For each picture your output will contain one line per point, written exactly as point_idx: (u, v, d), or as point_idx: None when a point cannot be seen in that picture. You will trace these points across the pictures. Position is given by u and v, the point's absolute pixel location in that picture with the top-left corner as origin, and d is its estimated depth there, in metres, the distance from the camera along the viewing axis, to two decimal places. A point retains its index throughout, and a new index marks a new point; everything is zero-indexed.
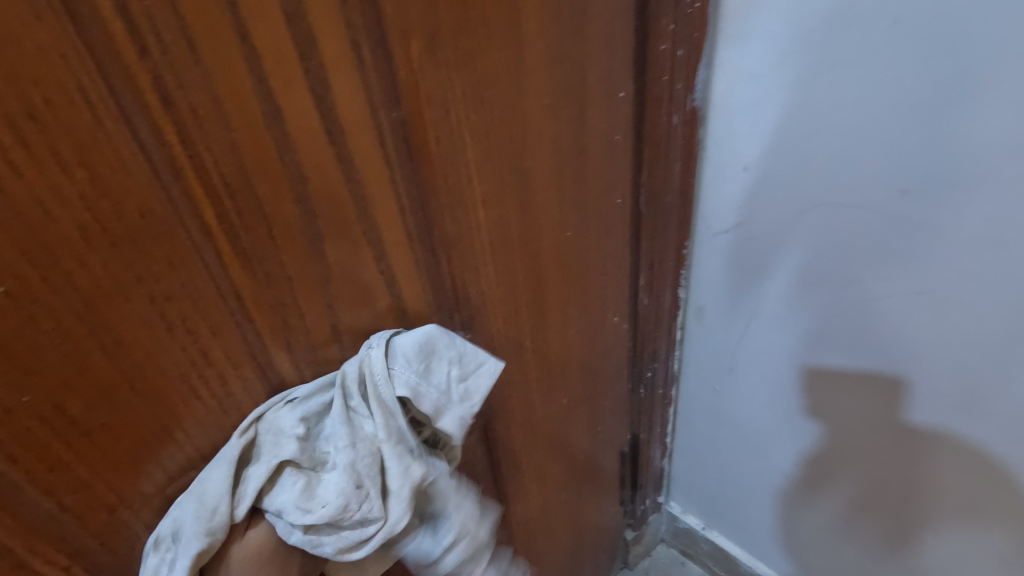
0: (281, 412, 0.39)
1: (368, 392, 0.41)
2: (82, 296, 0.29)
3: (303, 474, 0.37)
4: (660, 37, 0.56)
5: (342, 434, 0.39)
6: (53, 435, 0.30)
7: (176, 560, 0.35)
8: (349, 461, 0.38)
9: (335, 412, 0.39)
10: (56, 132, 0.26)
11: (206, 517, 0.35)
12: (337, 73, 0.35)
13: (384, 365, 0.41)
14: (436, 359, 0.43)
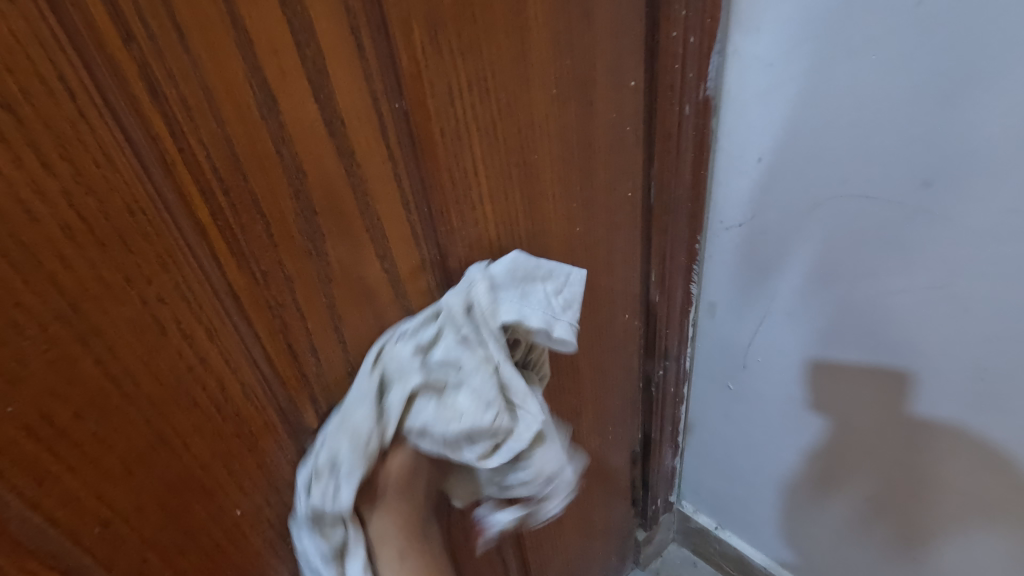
0: (400, 347, 0.41)
1: (478, 318, 0.43)
2: (69, 299, 0.28)
3: (436, 395, 0.41)
4: (672, 23, 0.54)
5: (466, 359, 0.42)
6: (42, 446, 0.29)
7: (340, 484, 0.39)
8: (476, 377, 0.41)
9: (450, 339, 0.42)
10: (35, 125, 0.24)
11: (361, 441, 0.39)
12: (336, 61, 0.33)
13: (487, 293, 0.44)
14: (531, 281, 0.47)
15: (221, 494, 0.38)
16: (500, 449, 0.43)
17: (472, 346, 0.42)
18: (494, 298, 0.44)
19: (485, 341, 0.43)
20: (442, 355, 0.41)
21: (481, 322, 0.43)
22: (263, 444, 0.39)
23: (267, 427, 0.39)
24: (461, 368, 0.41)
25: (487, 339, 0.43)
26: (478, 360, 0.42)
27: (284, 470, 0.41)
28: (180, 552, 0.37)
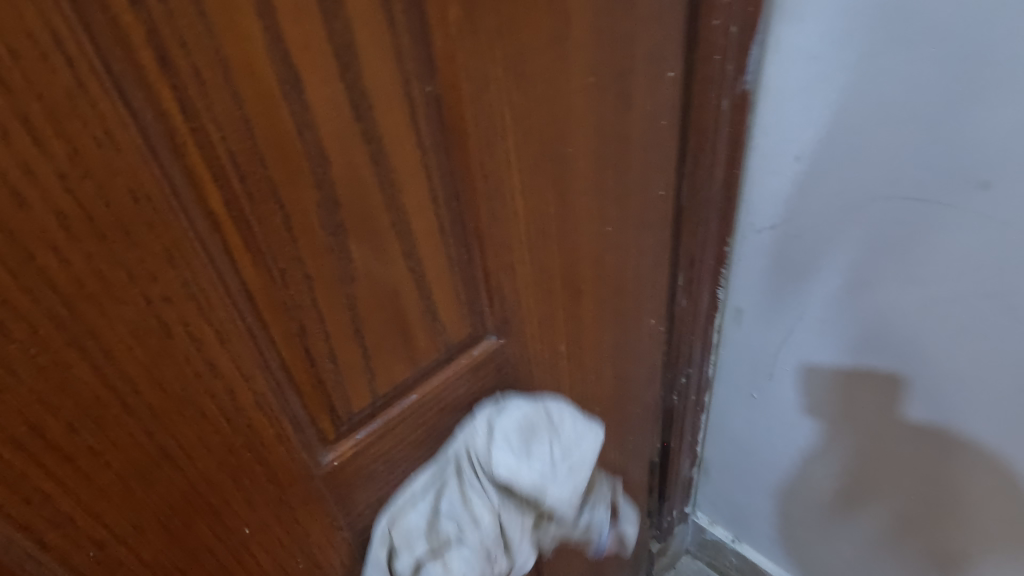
0: (407, 513, 0.44)
1: (476, 471, 0.45)
2: (63, 298, 0.24)
3: (439, 555, 0.43)
4: (714, 10, 0.50)
5: (464, 515, 0.44)
6: (30, 463, 0.26)
7: None
8: (476, 537, 0.44)
9: (450, 495, 0.44)
10: (26, 95, 0.21)
11: None
12: (366, 36, 0.30)
13: (485, 446, 0.45)
14: (536, 436, 0.47)
15: (229, 513, 0.34)
16: None
17: (469, 502, 0.44)
18: (491, 447, 0.45)
19: (481, 496, 0.45)
20: (445, 518, 0.44)
21: (478, 472, 0.45)
22: (276, 459, 0.35)
23: (281, 441, 0.35)
24: (461, 522, 0.44)
25: (484, 490, 0.45)
26: (477, 516, 0.44)
27: (297, 486, 0.37)
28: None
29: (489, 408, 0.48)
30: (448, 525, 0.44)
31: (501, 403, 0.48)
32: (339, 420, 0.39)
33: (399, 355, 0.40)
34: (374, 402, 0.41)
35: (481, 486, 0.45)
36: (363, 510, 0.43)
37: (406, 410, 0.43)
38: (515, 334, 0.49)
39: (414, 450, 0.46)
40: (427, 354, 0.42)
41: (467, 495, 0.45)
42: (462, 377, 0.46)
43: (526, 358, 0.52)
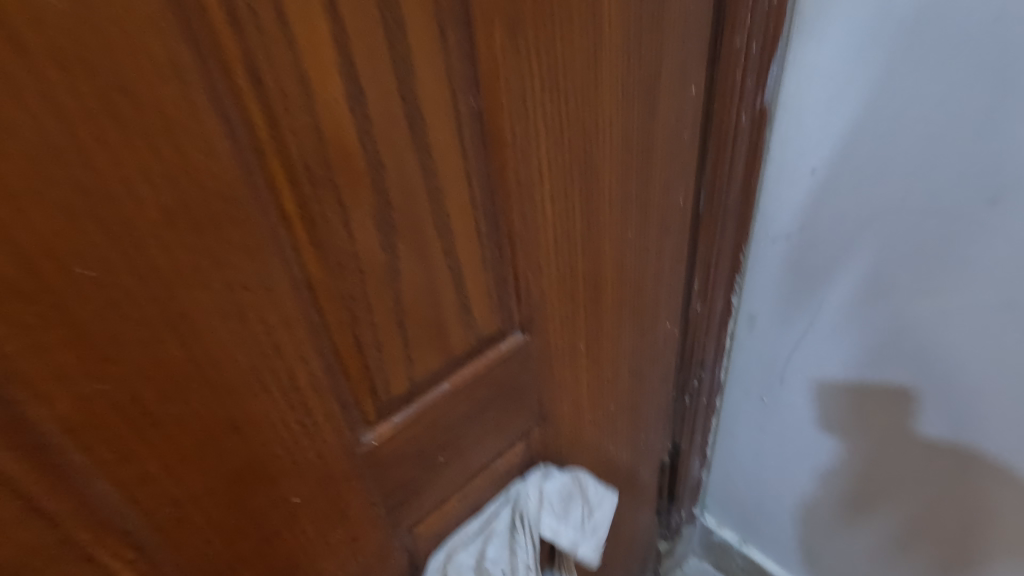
0: (461, 552, 0.53)
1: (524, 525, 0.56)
2: (163, 282, 0.28)
3: None
4: (736, 31, 0.53)
5: (507, 562, 0.54)
6: (126, 424, 0.30)
7: None
8: None
9: (497, 542, 0.55)
10: (147, 110, 0.25)
11: None
12: (422, 57, 0.33)
13: (534, 506, 0.57)
14: (571, 501, 0.60)
15: (281, 483, 0.38)
16: None
17: (515, 551, 0.55)
18: (539, 510, 0.57)
19: (524, 547, 0.55)
20: (492, 559, 0.54)
21: (527, 528, 0.56)
22: (324, 436, 0.39)
23: (329, 420, 0.39)
24: (504, 568, 0.54)
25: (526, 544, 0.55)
26: (518, 565, 0.54)
27: (340, 462, 0.41)
28: (239, 539, 0.38)
29: (536, 470, 0.60)
30: (491, 568, 0.54)
31: (548, 469, 0.60)
32: (379, 404, 0.43)
33: (435, 346, 0.44)
34: (411, 389, 0.44)
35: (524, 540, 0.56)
36: (395, 488, 0.47)
37: (438, 398, 0.47)
38: (539, 331, 0.52)
39: (443, 435, 0.49)
40: (459, 345, 0.46)
41: (513, 544, 0.55)
42: (489, 369, 0.50)
43: (548, 354, 0.55)
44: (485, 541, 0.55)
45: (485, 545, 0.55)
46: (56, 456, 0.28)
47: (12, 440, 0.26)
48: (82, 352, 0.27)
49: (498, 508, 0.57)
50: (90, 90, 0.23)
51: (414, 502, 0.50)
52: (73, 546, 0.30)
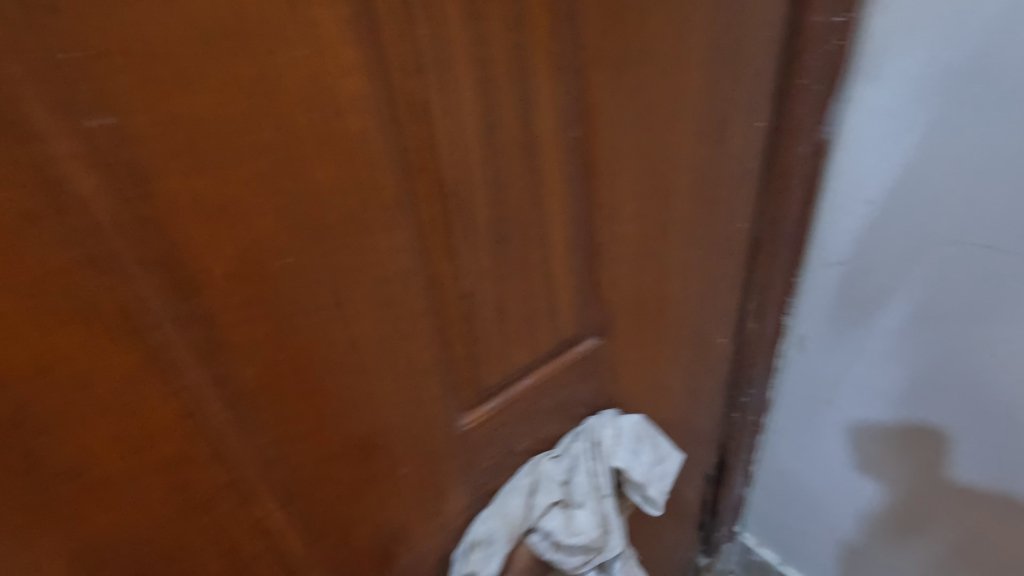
0: (549, 466, 0.56)
1: (603, 455, 0.58)
2: (335, 272, 0.35)
3: (564, 510, 0.56)
4: (803, 71, 0.59)
5: (589, 484, 0.56)
6: (293, 387, 0.36)
7: (491, 556, 0.53)
8: (597, 508, 0.56)
9: (581, 465, 0.57)
10: (346, 135, 0.32)
11: (509, 527, 0.53)
12: (544, 94, 0.39)
13: (614, 437, 0.59)
14: (642, 443, 0.61)
15: (394, 452, 0.44)
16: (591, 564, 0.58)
17: (594, 476, 0.57)
18: (618, 442, 0.59)
19: (604, 473, 0.57)
20: (575, 481, 0.56)
21: (604, 458, 0.57)
22: (431, 414, 0.45)
23: (436, 399, 0.45)
24: (587, 490, 0.56)
25: (603, 473, 0.57)
26: (598, 487, 0.56)
27: (439, 439, 0.47)
28: (357, 497, 0.44)
29: (608, 411, 0.61)
30: (574, 489, 0.56)
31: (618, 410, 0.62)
32: (476, 391, 0.48)
33: (525, 343, 0.49)
34: (502, 380, 0.50)
35: (603, 469, 0.57)
36: (479, 470, 0.52)
37: (522, 389, 0.52)
38: (611, 336, 0.57)
39: (522, 425, 0.54)
40: (545, 344, 0.51)
41: (595, 470, 0.57)
42: (566, 367, 0.55)
43: (616, 358, 0.60)
44: (567, 466, 0.57)
45: (567, 469, 0.57)
46: (242, 410, 0.35)
47: (216, 393, 0.33)
48: (273, 325, 0.33)
49: (575, 438, 0.59)
50: (309, 120, 0.30)
51: (493, 485, 0.55)
52: (241, 488, 0.37)
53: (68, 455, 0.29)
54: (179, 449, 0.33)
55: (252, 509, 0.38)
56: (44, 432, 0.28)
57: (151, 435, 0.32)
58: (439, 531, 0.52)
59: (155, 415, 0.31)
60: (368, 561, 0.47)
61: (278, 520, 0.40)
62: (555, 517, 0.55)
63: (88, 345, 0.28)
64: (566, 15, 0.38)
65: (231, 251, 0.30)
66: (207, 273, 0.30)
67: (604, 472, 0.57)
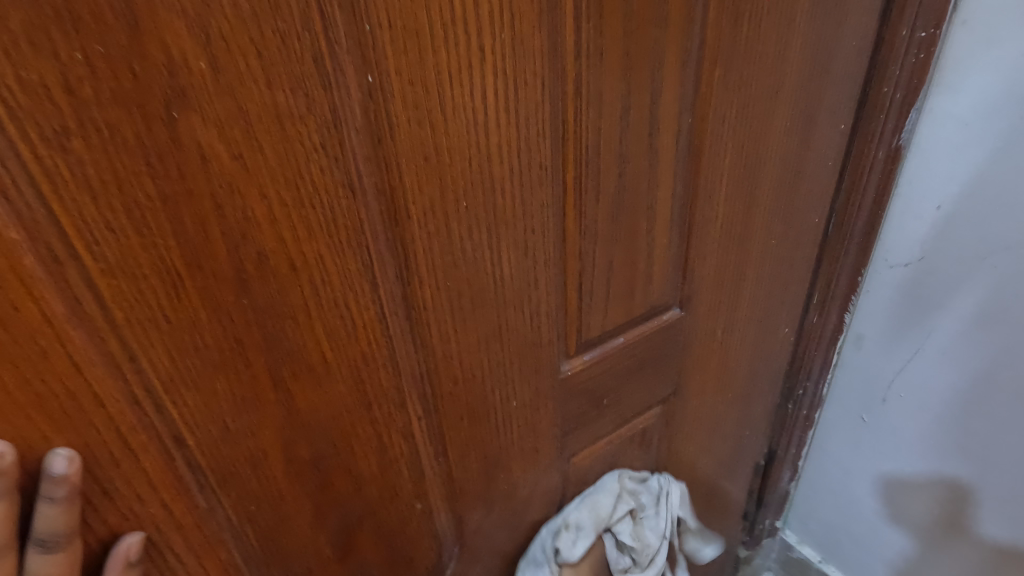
0: (632, 482, 0.71)
1: (668, 493, 0.73)
2: (494, 218, 0.42)
3: (633, 520, 0.69)
4: (884, 80, 0.64)
5: (653, 511, 0.71)
6: (450, 313, 0.44)
7: (577, 538, 0.63)
8: (657, 528, 0.70)
9: (651, 494, 0.72)
10: (521, 104, 0.39)
11: (600, 518, 0.65)
12: (667, 83, 0.46)
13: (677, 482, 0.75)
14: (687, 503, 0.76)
15: (510, 385, 0.51)
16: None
17: (660, 508, 0.71)
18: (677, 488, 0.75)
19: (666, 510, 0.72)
20: (644, 503, 0.71)
21: (668, 498, 0.73)
22: (542, 357, 0.52)
23: (549, 343, 0.52)
24: (650, 512, 0.71)
25: (669, 504, 0.72)
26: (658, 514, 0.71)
27: (545, 380, 0.54)
28: (477, 422, 0.51)
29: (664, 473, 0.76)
30: (641, 511, 0.70)
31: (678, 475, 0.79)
32: (578, 343, 0.55)
33: (623, 304, 0.56)
34: (600, 336, 0.56)
35: (667, 502, 0.72)
36: (570, 416, 0.59)
37: (614, 348, 0.59)
38: (691, 310, 0.64)
39: (610, 382, 0.61)
40: (638, 308, 0.58)
41: (662, 500, 0.72)
42: (651, 333, 0.61)
43: (693, 331, 0.66)
44: (639, 490, 0.71)
45: (640, 492, 0.71)
46: (413, 327, 0.42)
47: (400, 309, 0.41)
48: (445, 257, 0.41)
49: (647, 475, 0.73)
50: (498, 89, 0.38)
51: (579, 433, 0.62)
52: (398, 396, 0.44)
53: (297, 343, 0.37)
54: (368, 352, 0.41)
55: (404, 415, 0.45)
56: (286, 321, 0.36)
57: (350, 337, 0.39)
58: (531, 467, 0.59)
59: (356, 320, 0.39)
60: (474, 483, 0.55)
61: (419, 430, 0.47)
62: (626, 524, 0.68)
63: (328, 254, 0.36)
64: (695, 18, 0.45)
65: (430, 191, 0.38)
66: (411, 206, 0.38)
67: (668, 508, 0.72)
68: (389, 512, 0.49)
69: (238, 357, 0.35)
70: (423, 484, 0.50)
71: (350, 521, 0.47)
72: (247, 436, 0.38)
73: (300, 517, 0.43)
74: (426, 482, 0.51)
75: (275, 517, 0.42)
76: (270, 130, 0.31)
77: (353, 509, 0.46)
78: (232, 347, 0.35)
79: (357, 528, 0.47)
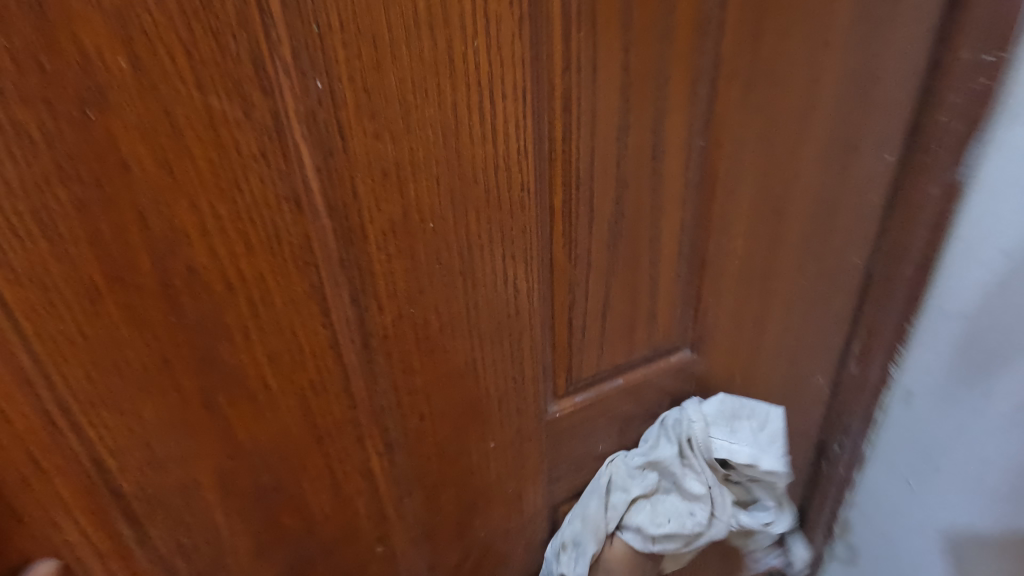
0: (618, 463, 0.57)
1: (692, 448, 0.55)
2: (468, 242, 0.38)
3: (648, 500, 0.56)
4: (939, 107, 0.57)
5: (677, 473, 0.55)
6: (415, 343, 0.40)
7: (577, 561, 0.54)
8: (694, 487, 0.55)
9: (670, 462, 0.55)
10: (499, 119, 0.35)
11: (592, 525, 0.54)
12: (675, 102, 0.42)
13: (697, 421, 0.56)
14: (737, 416, 0.57)
15: (488, 424, 0.47)
16: (694, 547, 0.56)
17: (687, 468, 0.56)
18: (703, 427, 0.56)
19: (699, 468, 0.55)
20: (653, 475, 0.56)
21: (696, 452, 0.55)
22: (526, 396, 0.47)
23: (534, 381, 0.47)
24: (676, 477, 0.55)
25: (695, 464, 0.55)
26: (689, 479, 0.55)
27: (530, 421, 0.49)
28: (448, 462, 0.47)
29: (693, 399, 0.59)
30: (658, 480, 0.56)
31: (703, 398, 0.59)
32: (569, 381, 0.50)
33: (622, 343, 0.51)
34: (595, 375, 0.51)
35: (694, 464, 0.56)
36: (559, 459, 0.54)
37: (612, 389, 0.53)
38: (705, 352, 0.58)
39: (606, 425, 0.56)
40: (640, 347, 0.52)
41: (686, 463, 0.56)
42: (656, 376, 0.56)
43: (707, 376, 0.60)
44: (648, 456, 0.56)
45: (649, 462, 0.56)
46: (372, 356, 0.39)
47: (355, 335, 0.37)
48: (409, 282, 0.37)
49: (659, 433, 0.57)
50: (472, 103, 0.34)
51: (570, 479, 0.56)
52: (353, 430, 0.41)
53: (236, 367, 0.34)
54: (316, 380, 0.37)
55: (362, 450, 0.42)
56: (222, 343, 0.33)
57: (296, 362, 0.36)
58: (514, 514, 0.54)
59: (303, 345, 0.36)
60: (447, 527, 0.50)
61: (379, 466, 0.43)
62: (641, 511, 0.55)
63: (269, 272, 0.33)
64: (708, 31, 0.40)
65: (390, 209, 0.34)
66: (369, 225, 0.34)
67: (700, 464, 0.55)
68: (345, 552, 0.46)
69: (166, 379, 0.33)
70: (384, 522, 0.46)
71: (297, 557, 0.43)
72: (179, 462, 0.35)
73: (242, 551, 0.41)
74: (389, 523, 0.47)
75: (213, 549, 0.39)
76: (200, 137, 0.28)
77: (304, 546, 0.43)
78: (160, 367, 0.32)
79: (306, 565, 0.44)
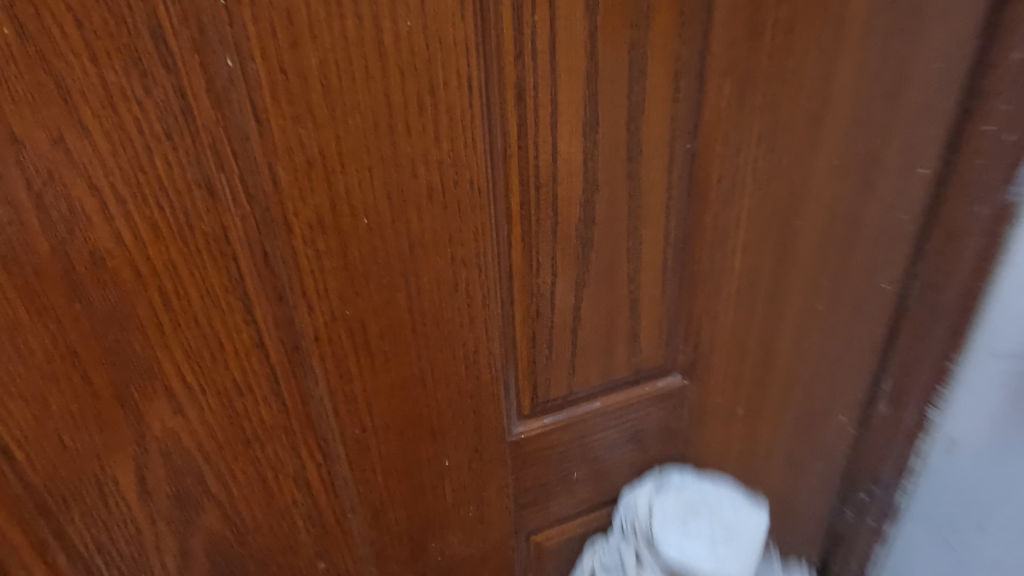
0: (590, 560, 0.57)
1: (637, 545, 0.52)
2: (410, 243, 0.35)
3: None
4: (986, 115, 0.48)
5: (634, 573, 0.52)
6: (352, 347, 0.37)
7: None
8: None
9: (626, 558, 0.53)
10: (441, 109, 0.32)
11: None
12: (655, 98, 0.37)
13: (639, 516, 0.53)
14: (694, 514, 0.52)
15: (442, 441, 0.43)
16: None
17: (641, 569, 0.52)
18: (645, 523, 0.52)
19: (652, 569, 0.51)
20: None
21: (644, 550, 0.52)
22: (485, 413, 0.44)
23: (493, 398, 0.43)
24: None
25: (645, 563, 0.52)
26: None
27: (490, 441, 0.45)
28: (397, 479, 0.43)
29: (656, 475, 0.55)
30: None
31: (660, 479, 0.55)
32: (536, 401, 0.46)
33: (598, 363, 0.46)
34: (568, 397, 0.47)
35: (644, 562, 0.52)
36: (528, 485, 0.50)
37: (588, 413, 0.49)
38: (699, 379, 0.52)
39: (582, 450, 0.52)
40: (621, 369, 0.48)
41: (637, 560, 0.52)
42: (640, 402, 0.51)
43: (702, 405, 0.54)
44: (612, 553, 0.55)
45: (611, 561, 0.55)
46: (303, 359, 0.36)
47: (283, 335, 0.35)
48: (342, 281, 0.35)
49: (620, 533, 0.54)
50: (409, 89, 0.31)
51: (542, 507, 0.52)
52: (286, 436, 0.38)
53: (149, 361, 0.33)
54: (241, 381, 0.35)
55: (297, 458, 0.39)
56: (133, 335, 0.32)
57: (218, 360, 0.34)
58: (477, 541, 0.50)
59: (224, 342, 0.34)
60: (398, 548, 0.47)
61: (317, 476, 0.41)
62: None
63: (183, 264, 0.31)
64: (695, 20, 0.36)
65: (317, 202, 0.32)
66: (293, 217, 0.32)
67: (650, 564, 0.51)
68: (283, 564, 0.43)
69: (73, 370, 0.31)
70: (324, 536, 0.44)
71: (227, 564, 0.41)
72: (92, 458, 0.34)
73: (166, 554, 0.39)
74: (332, 538, 0.44)
75: (134, 548, 0.38)
76: (97, 113, 0.27)
77: (236, 554, 0.41)
78: (65, 356, 0.31)
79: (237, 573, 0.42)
